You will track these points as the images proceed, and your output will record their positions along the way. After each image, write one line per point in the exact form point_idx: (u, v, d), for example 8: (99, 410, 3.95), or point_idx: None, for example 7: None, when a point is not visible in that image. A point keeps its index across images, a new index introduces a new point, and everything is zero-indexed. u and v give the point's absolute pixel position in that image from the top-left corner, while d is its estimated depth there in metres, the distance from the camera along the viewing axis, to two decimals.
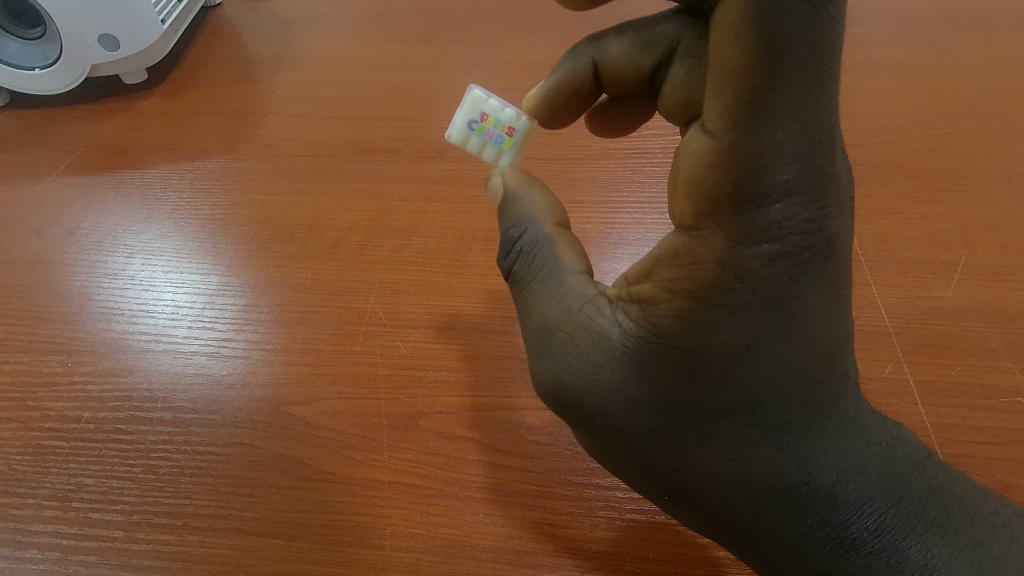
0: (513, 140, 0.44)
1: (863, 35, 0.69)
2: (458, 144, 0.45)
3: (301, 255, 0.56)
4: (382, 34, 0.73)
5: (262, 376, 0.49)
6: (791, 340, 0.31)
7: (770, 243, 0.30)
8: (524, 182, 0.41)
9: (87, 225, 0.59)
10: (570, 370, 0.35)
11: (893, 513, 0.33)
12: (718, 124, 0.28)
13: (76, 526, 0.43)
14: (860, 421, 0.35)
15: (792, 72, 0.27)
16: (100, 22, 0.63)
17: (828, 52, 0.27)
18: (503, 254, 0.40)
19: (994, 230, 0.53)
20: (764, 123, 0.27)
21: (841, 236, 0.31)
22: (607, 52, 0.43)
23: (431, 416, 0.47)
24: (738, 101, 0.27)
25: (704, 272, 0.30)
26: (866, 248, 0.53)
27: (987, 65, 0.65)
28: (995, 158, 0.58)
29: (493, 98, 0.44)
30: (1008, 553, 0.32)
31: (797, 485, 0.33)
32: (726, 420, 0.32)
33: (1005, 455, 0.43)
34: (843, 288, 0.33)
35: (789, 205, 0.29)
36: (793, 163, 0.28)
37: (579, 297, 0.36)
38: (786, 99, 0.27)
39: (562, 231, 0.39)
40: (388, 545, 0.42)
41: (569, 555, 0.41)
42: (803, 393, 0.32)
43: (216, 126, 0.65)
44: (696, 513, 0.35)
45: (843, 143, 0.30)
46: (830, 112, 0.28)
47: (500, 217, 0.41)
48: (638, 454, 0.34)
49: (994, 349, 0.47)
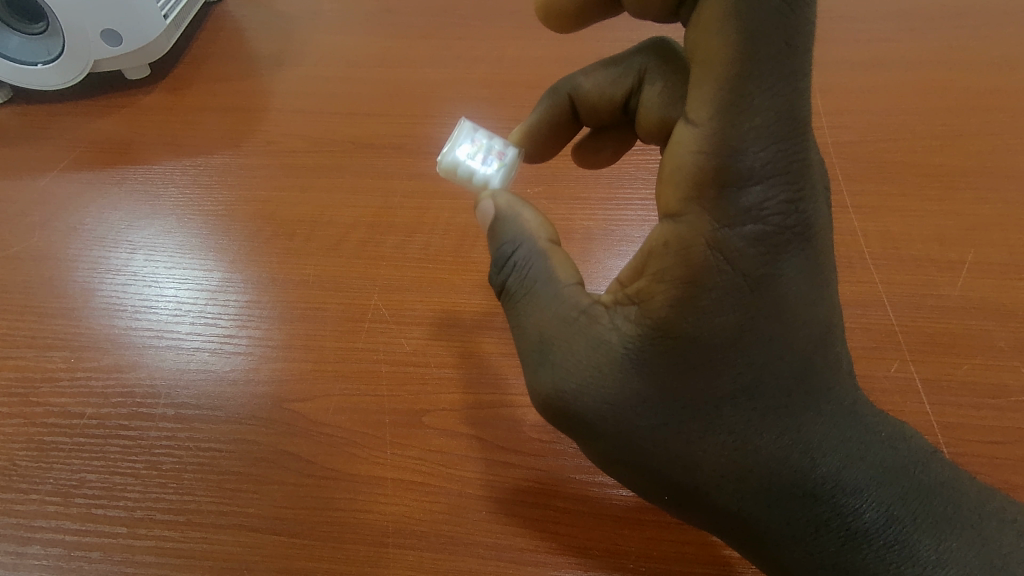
0: (503, 162, 0.43)
1: (869, 29, 0.68)
2: (449, 168, 0.43)
3: (303, 252, 0.55)
4: (384, 30, 0.73)
5: (265, 373, 0.49)
6: (780, 321, 0.31)
7: (753, 224, 0.30)
8: (514, 201, 0.40)
9: (90, 221, 0.59)
10: (571, 376, 0.34)
11: (901, 504, 0.33)
12: (701, 113, 0.29)
13: (78, 522, 0.43)
14: (858, 409, 0.34)
15: (766, 62, 0.28)
16: (101, 17, 0.63)
17: (802, 47, 0.28)
18: (494, 270, 0.39)
19: (999, 228, 0.53)
20: (743, 109, 0.28)
21: (819, 219, 0.31)
22: (582, 86, 0.44)
23: (433, 414, 0.46)
24: (718, 90, 0.28)
25: (693, 256, 0.31)
26: (872, 245, 0.53)
27: (992, 61, 0.64)
28: (1001, 156, 0.57)
29: (481, 130, 0.45)
30: (1015, 549, 0.32)
31: (804, 473, 0.32)
32: (726, 407, 0.32)
33: (1011, 455, 0.43)
34: (827, 271, 0.33)
35: (768, 187, 0.29)
36: (770, 147, 0.29)
37: (575, 307, 0.35)
38: (763, 86, 0.28)
39: (555, 247, 0.39)
40: (389, 542, 0.42)
41: (571, 554, 0.41)
42: (798, 375, 0.32)
43: (219, 122, 0.65)
44: (706, 513, 0.34)
45: (815, 135, 0.31)
46: (806, 99, 0.29)
47: (489, 239, 0.40)
48: (643, 453, 0.33)
49: (1000, 347, 0.47)
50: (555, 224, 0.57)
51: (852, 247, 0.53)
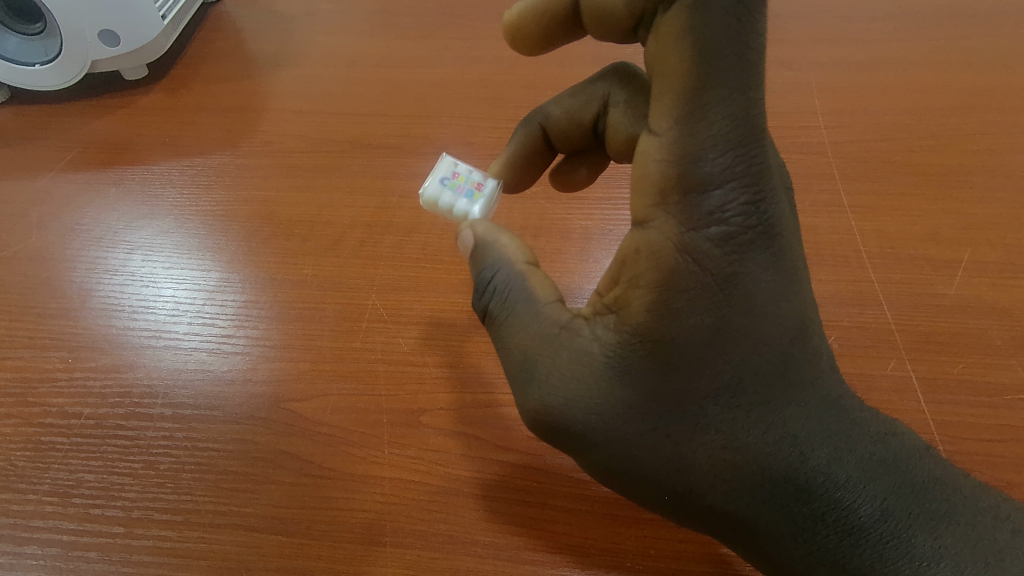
0: (482, 193, 0.44)
1: (868, 29, 0.68)
2: (430, 202, 0.44)
3: (301, 252, 0.55)
4: (382, 31, 0.73)
5: (263, 373, 0.49)
6: (753, 318, 0.31)
7: (717, 225, 0.30)
8: (493, 229, 0.40)
9: (88, 222, 0.59)
10: (557, 390, 0.34)
11: (893, 498, 0.33)
12: (661, 123, 0.30)
13: (76, 522, 0.43)
14: (841, 402, 0.35)
15: (721, 73, 0.28)
16: (99, 18, 0.63)
17: (754, 57, 0.28)
18: (476, 295, 0.39)
19: (995, 227, 0.53)
20: (700, 117, 0.29)
21: (782, 218, 0.32)
22: (550, 116, 0.45)
23: (432, 413, 0.46)
24: (676, 101, 0.29)
25: (663, 260, 0.31)
26: (869, 244, 0.53)
27: (989, 61, 0.64)
28: (998, 155, 0.57)
29: (461, 163, 0.46)
30: (1010, 545, 0.33)
31: (795, 468, 0.32)
32: (711, 406, 0.32)
33: (1007, 453, 0.43)
34: (797, 267, 0.33)
35: (728, 190, 0.30)
36: (729, 152, 0.29)
37: (556, 324, 0.36)
38: (717, 95, 0.28)
39: (534, 269, 0.39)
40: (388, 541, 0.42)
41: (569, 552, 0.41)
42: (776, 369, 0.32)
43: (217, 122, 0.65)
44: (703, 517, 0.34)
45: (773, 136, 0.31)
46: (763, 104, 0.29)
47: (471, 265, 0.40)
48: (634, 459, 0.33)
49: (997, 346, 0.47)
50: (553, 224, 0.57)
51: (850, 246, 0.53)
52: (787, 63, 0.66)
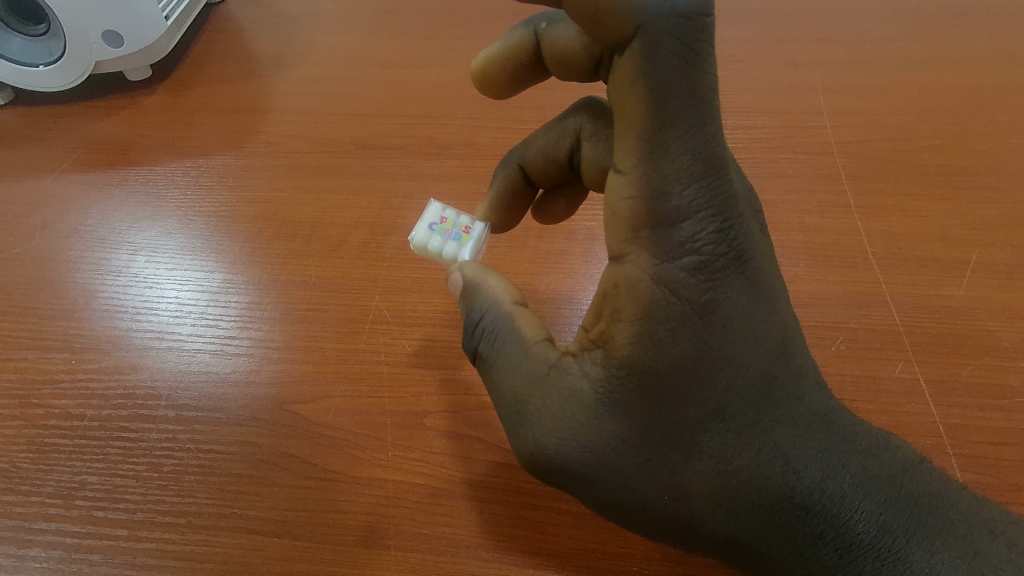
0: (471, 236, 0.44)
1: (874, 28, 0.68)
2: (418, 248, 0.44)
3: (305, 253, 0.55)
4: (386, 31, 0.73)
5: (266, 375, 0.49)
6: (733, 341, 0.31)
7: (690, 255, 0.30)
8: (481, 270, 0.40)
9: (91, 223, 0.59)
10: (551, 431, 0.33)
11: (890, 513, 0.33)
12: (626, 162, 0.30)
13: (79, 524, 0.43)
14: (829, 421, 0.34)
15: (676, 111, 0.28)
16: (103, 19, 0.62)
17: (706, 93, 0.29)
18: (465, 337, 0.39)
19: (1004, 228, 0.53)
20: (662, 154, 0.29)
21: (754, 240, 0.32)
22: (527, 155, 0.45)
23: (434, 415, 0.46)
24: (637, 141, 0.29)
25: (640, 292, 0.31)
26: (875, 245, 0.52)
27: (996, 60, 0.64)
28: (1005, 155, 0.57)
29: (449, 207, 0.46)
30: (1009, 559, 0.32)
31: (788, 490, 0.32)
32: (701, 434, 0.31)
33: (1017, 456, 0.42)
34: (773, 283, 0.33)
35: (697, 221, 0.30)
36: (694, 185, 0.29)
37: (545, 362, 0.35)
38: (676, 132, 0.29)
39: (521, 308, 0.38)
40: (392, 544, 0.41)
41: (574, 557, 0.41)
42: (760, 392, 0.32)
43: (221, 123, 0.65)
44: (704, 544, 0.33)
45: (737, 161, 0.31)
46: (721, 135, 0.30)
47: (460, 307, 0.40)
48: (629, 491, 0.32)
49: (1005, 348, 0.47)
50: (556, 225, 0.56)
51: (856, 247, 0.52)
52: (793, 63, 0.65)
